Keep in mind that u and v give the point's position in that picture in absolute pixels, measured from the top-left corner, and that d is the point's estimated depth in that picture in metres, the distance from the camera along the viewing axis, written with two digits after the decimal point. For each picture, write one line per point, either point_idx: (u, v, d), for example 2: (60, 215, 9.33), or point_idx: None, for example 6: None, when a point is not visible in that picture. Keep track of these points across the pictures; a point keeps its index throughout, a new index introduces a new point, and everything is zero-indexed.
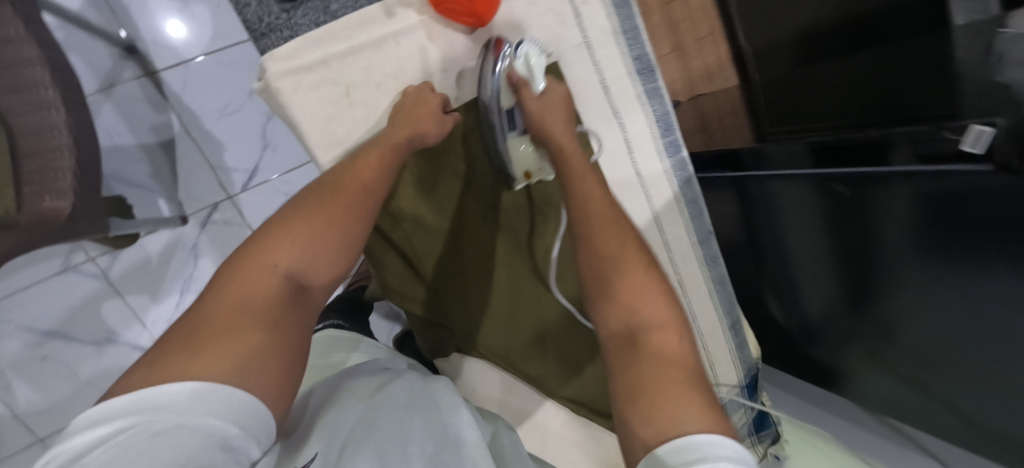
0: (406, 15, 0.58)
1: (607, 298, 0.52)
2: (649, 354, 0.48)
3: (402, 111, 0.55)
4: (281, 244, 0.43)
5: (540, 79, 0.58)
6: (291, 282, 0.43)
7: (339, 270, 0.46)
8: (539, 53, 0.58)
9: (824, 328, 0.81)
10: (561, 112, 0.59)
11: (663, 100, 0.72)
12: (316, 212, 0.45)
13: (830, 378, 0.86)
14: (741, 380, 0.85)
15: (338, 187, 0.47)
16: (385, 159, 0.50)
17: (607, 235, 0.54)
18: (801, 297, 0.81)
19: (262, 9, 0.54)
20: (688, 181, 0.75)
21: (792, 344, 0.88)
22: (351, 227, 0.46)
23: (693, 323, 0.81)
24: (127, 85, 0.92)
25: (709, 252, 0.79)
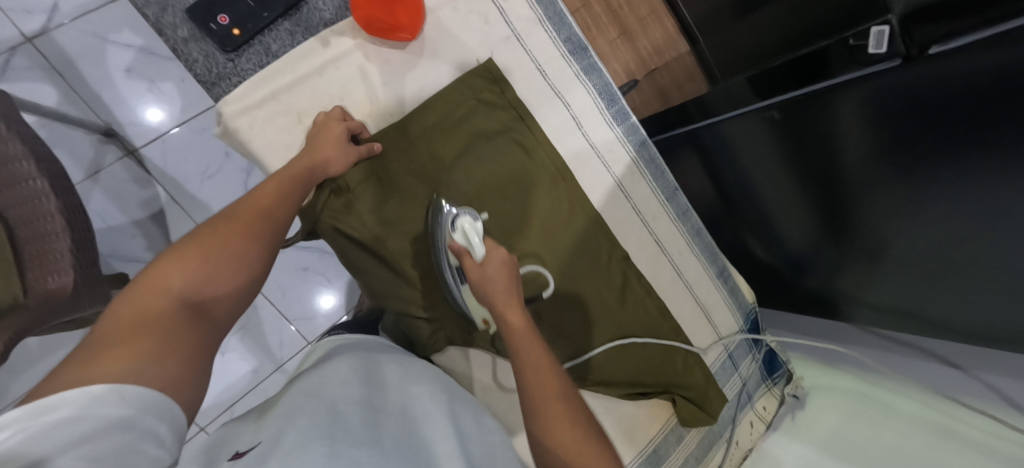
0: (342, 42, 0.62)
1: (548, 454, 0.52)
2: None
3: (309, 141, 0.59)
4: (176, 267, 0.45)
5: (479, 247, 0.59)
6: (190, 302, 0.44)
7: (241, 292, 0.48)
8: (474, 223, 0.60)
9: (808, 261, 0.82)
10: (506, 279, 0.57)
11: (602, 73, 0.76)
12: (214, 237, 0.48)
13: (831, 306, 0.85)
14: (742, 325, 0.87)
15: (234, 215, 0.51)
16: (283, 187, 0.54)
17: (563, 423, 0.52)
18: (781, 233, 0.83)
19: (209, 61, 0.58)
20: (642, 142, 0.79)
21: (786, 281, 0.90)
22: (251, 247, 0.49)
23: (679, 277, 0.83)
24: (112, 168, 0.99)
25: (679, 206, 0.82)
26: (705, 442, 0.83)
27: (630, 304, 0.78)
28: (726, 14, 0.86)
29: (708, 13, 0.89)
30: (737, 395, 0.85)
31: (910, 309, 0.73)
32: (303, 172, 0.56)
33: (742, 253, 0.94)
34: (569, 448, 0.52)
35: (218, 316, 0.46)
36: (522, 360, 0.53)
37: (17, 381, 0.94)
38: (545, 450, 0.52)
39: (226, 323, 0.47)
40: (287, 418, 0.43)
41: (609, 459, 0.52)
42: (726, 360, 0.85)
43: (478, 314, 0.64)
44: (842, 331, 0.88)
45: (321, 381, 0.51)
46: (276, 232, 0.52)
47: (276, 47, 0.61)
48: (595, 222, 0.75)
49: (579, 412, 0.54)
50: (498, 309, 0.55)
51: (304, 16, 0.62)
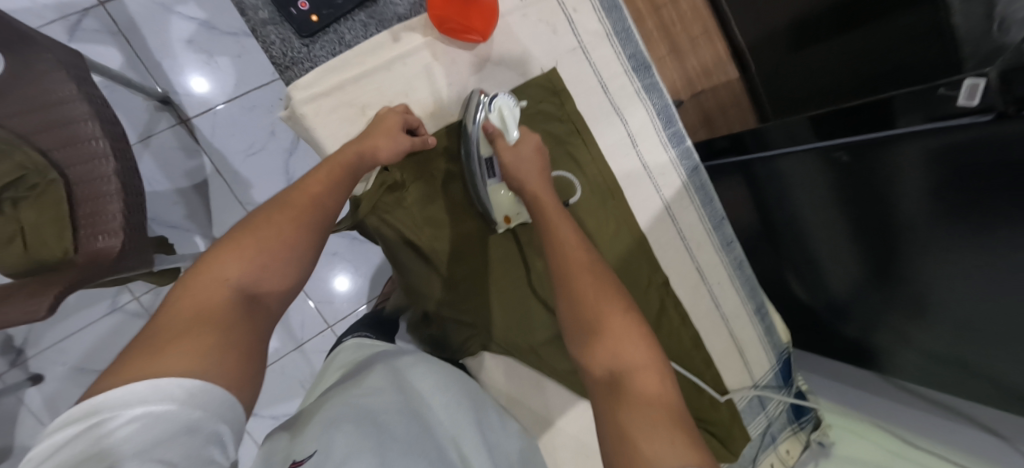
0: (412, 39, 0.62)
1: (597, 362, 0.52)
2: (639, 402, 0.48)
3: (366, 130, 0.58)
4: (229, 259, 0.45)
5: (512, 132, 0.65)
6: (243, 292, 0.44)
7: (290, 282, 0.49)
8: (511, 107, 0.65)
9: (847, 307, 0.80)
10: (536, 163, 0.64)
11: (662, 94, 0.75)
12: (267, 225, 0.48)
13: (868, 356, 0.82)
14: (774, 365, 0.85)
15: (287, 202, 0.51)
16: (334, 174, 0.54)
17: (604, 306, 0.54)
18: (826, 277, 0.80)
19: (285, 45, 0.58)
20: (694, 168, 0.78)
21: (823, 325, 0.87)
22: (300, 237, 0.49)
23: (716, 309, 0.81)
24: (163, 134, 1.01)
25: (724, 237, 0.80)
26: None
27: (664, 330, 0.76)
28: (782, 46, 0.81)
29: (762, 40, 0.83)
30: (760, 435, 0.84)
31: (960, 360, 0.70)
32: (351, 160, 0.55)
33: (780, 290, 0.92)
34: (608, 330, 0.53)
35: (269, 305, 0.46)
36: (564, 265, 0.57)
37: (52, 331, 0.97)
38: (596, 364, 0.53)
39: (277, 312, 0.47)
40: (332, 427, 0.42)
41: (661, 370, 0.51)
42: (754, 399, 0.83)
43: (501, 208, 0.66)
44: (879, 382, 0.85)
45: (359, 383, 0.50)
46: (324, 221, 0.52)
47: (349, 36, 0.61)
48: (638, 244, 0.74)
49: (624, 316, 0.54)
50: (531, 191, 0.62)
51: (379, 9, 0.62)
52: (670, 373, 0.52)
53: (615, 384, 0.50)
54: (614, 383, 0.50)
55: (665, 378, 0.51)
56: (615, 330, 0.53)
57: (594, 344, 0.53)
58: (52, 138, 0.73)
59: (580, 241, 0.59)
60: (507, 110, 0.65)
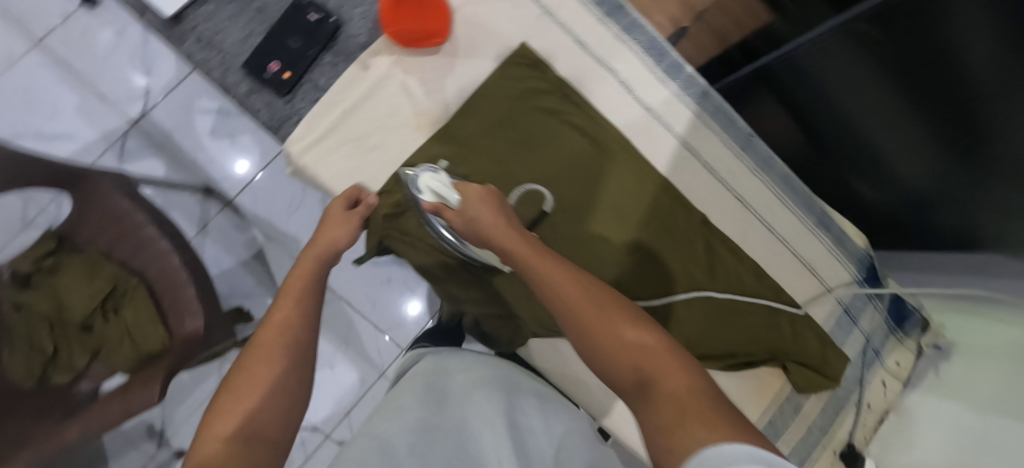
0: (380, 62, 0.64)
1: (609, 360, 0.42)
2: (668, 402, 0.37)
3: (318, 225, 0.58)
4: (223, 414, 0.42)
5: (452, 195, 0.56)
6: (244, 438, 0.40)
7: (287, 403, 0.45)
8: (437, 175, 0.57)
9: (930, 196, 0.70)
10: (489, 205, 0.54)
11: (645, 30, 0.71)
12: (247, 371, 0.45)
13: (966, 245, 0.71)
14: (856, 273, 0.77)
15: (258, 343, 0.48)
16: (296, 293, 0.52)
17: (590, 310, 0.45)
18: (895, 164, 0.71)
19: (270, 108, 0.62)
20: (704, 93, 0.73)
21: (905, 222, 0.77)
22: (282, 362, 0.47)
23: (771, 233, 0.75)
24: (217, 219, 1.12)
25: (759, 155, 0.74)
26: (830, 408, 0.76)
27: (717, 269, 0.72)
28: None
29: None
30: (861, 354, 0.77)
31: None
32: (312, 270, 0.55)
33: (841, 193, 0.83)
34: (607, 338, 0.43)
35: (271, 442, 0.42)
36: (544, 281, 0.47)
37: (180, 409, 1.11)
38: (617, 369, 0.42)
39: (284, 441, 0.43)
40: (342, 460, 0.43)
41: (687, 374, 0.39)
42: (842, 316, 0.76)
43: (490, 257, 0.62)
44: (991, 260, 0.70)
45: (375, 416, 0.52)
46: (302, 339, 0.49)
47: (324, 80, 0.63)
48: (664, 190, 0.71)
49: (622, 309, 0.46)
50: (495, 241, 0.51)
51: (342, 45, 0.64)
52: (700, 376, 0.40)
53: (644, 386, 0.39)
54: (670, 416, 0.36)
55: (678, 359, 0.41)
56: (611, 339, 0.43)
57: (603, 359, 0.43)
58: (126, 250, 0.84)
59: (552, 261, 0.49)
60: (438, 182, 0.57)
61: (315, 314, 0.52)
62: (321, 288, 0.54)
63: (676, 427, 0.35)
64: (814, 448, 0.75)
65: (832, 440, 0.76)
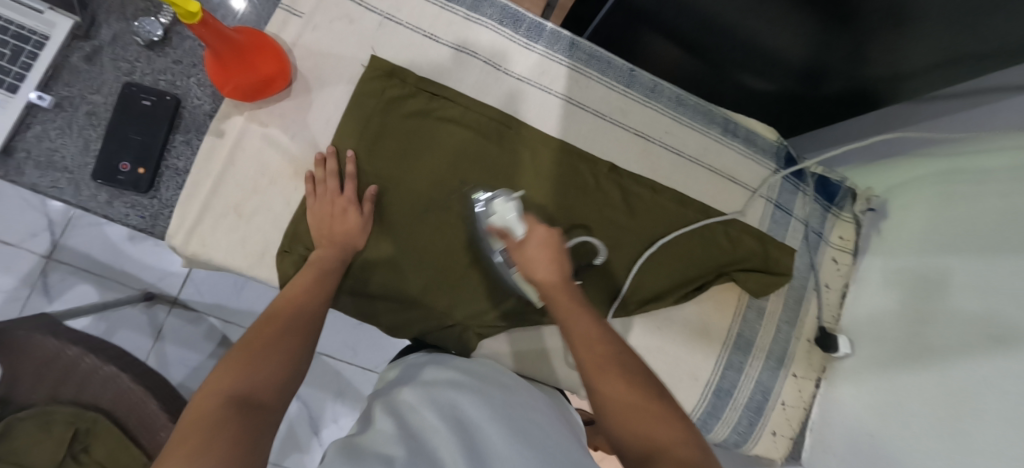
0: (233, 125, 0.61)
1: (611, 417, 0.45)
2: (675, 464, 0.40)
3: (316, 213, 0.60)
4: (225, 371, 0.45)
5: (518, 224, 0.58)
6: (243, 397, 0.43)
7: (284, 379, 0.47)
8: (506, 203, 0.59)
9: (823, 67, 0.67)
10: (547, 256, 0.56)
11: (491, 2, 0.70)
12: (255, 339, 0.49)
13: (869, 97, 0.69)
14: (776, 165, 0.79)
15: (271, 316, 0.52)
16: (309, 280, 0.56)
17: (613, 383, 0.46)
18: (776, 45, 0.67)
19: (138, 208, 0.59)
20: (572, 44, 0.72)
21: (810, 94, 0.74)
22: (287, 344, 0.49)
23: (681, 156, 0.74)
24: (168, 321, 1.08)
25: (645, 85, 0.74)
26: (793, 301, 0.77)
27: (641, 208, 0.71)
28: None
29: None
30: (804, 240, 0.78)
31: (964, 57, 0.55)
32: (322, 261, 0.58)
33: (736, 96, 0.81)
34: (624, 422, 0.44)
35: (270, 402, 0.45)
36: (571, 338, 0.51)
37: None
38: (620, 425, 0.45)
39: (281, 410, 0.45)
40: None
41: (695, 444, 0.43)
42: (775, 211, 0.77)
43: (531, 292, 0.61)
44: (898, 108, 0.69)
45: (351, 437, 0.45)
46: (310, 330, 0.52)
47: (183, 162, 0.61)
48: (565, 151, 0.69)
49: (638, 369, 0.48)
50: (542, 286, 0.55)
51: (190, 120, 0.61)
52: (705, 444, 0.43)
53: (653, 466, 0.41)
54: None
55: (687, 442, 0.42)
56: (628, 411, 0.45)
57: (615, 413, 0.45)
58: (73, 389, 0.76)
59: (591, 324, 0.52)
60: (504, 208, 0.59)
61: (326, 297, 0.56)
62: (334, 278, 0.58)
63: None
64: (789, 343, 0.76)
65: (804, 329, 0.77)
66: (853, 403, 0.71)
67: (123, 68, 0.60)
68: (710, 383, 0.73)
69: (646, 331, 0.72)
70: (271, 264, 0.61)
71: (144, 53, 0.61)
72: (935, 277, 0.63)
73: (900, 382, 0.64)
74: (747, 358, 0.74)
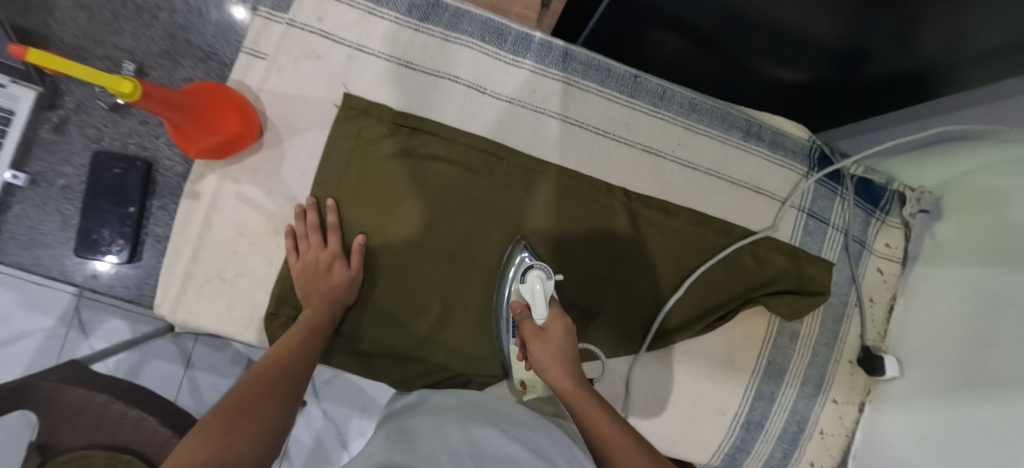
0: (208, 185, 0.58)
1: None
2: None
3: (304, 266, 0.56)
4: (200, 435, 0.39)
5: (541, 308, 0.54)
6: (220, 466, 0.36)
7: (268, 446, 0.41)
8: (544, 281, 0.55)
9: (862, 46, 0.54)
10: (563, 352, 0.52)
11: (471, 16, 0.63)
12: (236, 402, 0.43)
13: (925, 84, 0.55)
14: (808, 167, 0.69)
15: (252, 378, 0.47)
16: (295, 341, 0.52)
17: None
18: (801, 25, 0.54)
19: (124, 279, 0.58)
20: (565, 54, 0.64)
21: (844, 83, 0.61)
22: (272, 407, 0.44)
23: (696, 169, 0.67)
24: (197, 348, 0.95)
25: (651, 92, 0.66)
26: (831, 320, 0.69)
27: (650, 234, 0.64)
28: None
29: None
30: (844, 251, 0.70)
31: None
32: (313, 320, 0.54)
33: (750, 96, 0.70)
34: None
35: None
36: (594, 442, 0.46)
37: None
38: None
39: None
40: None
41: None
42: (809, 222, 0.69)
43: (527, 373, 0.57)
44: (963, 95, 0.54)
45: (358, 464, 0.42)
46: (295, 392, 0.47)
47: (162, 229, 0.58)
48: (563, 177, 0.63)
49: None
50: (556, 386, 0.50)
51: (164, 183, 0.59)
52: None
53: None
54: None
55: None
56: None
57: None
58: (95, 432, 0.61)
59: (620, 435, 0.46)
60: (539, 284, 0.55)
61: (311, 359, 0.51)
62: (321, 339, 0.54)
63: None
64: (827, 367, 0.69)
65: (844, 349, 0.70)
66: (899, 433, 0.64)
67: (92, 135, 0.58)
68: (738, 417, 0.67)
69: (662, 364, 0.66)
70: (260, 327, 0.59)
71: (110, 116, 0.58)
72: (999, 293, 0.55)
73: (953, 412, 0.57)
74: (779, 387, 0.68)
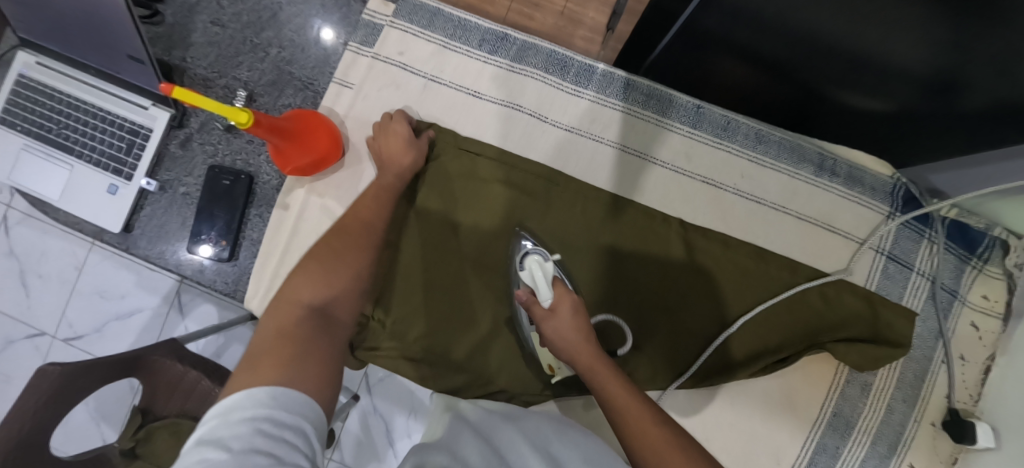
0: (297, 198, 0.65)
1: None
2: None
3: (379, 144, 0.62)
4: (301, 282, 0.48)
5: (547, 293, 0.55)
6: (318, 311, 0.46)
7: (358, 295, 0.51)
8: (545, 265, 0.57)
9: (965, 78, 0.47)
10: (576, 323, 0.53)
11: (538, 50, 0.66)
12: (328, 256, 0.52)
13: None
14: (891, 207, 0.64)
15: (341, 228, 0.55)
16: (376, 196, 0.59)
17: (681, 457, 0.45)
18: (888, 55, 0.48)
19: (223, 275, 0.67)
20: (627, 85, 0.66)
21: (943, 115, 0.53)
22: (358, 257, 0.53)
23: (760, 203, 0.64)
24: None
25: (715, 123, 0.65)
26: (912, 375, 0.63)
27: (705, 266, 0.63)
28: None
29: None
30: (930, 299, 0.64)
31: None
32: (389, 183, 0.60)
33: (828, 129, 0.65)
34: None
35: (343, 314, 0.48)
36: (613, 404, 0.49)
37: None
38: None
39: (352, 325, 0.49)
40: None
41: None
42: (889, 265, 0.63)
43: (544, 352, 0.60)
44: None
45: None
46: (376, 241, 0.55)
47: (256, 233, 0.67)
48: (618, 206, 0.63)
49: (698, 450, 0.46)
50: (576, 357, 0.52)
51: (262, 195, 0.68)
52: None
53: None
54: None
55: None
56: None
57: None
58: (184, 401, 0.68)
59: (630, 394, 0.50)
60: (539, 268, 0.57)
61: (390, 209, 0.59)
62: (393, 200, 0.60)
63: None
64: (904, 427, 0.62)
65: (926, 410, 0.62)
66: None
67: (209, 152, 0.69)
68: None
69: (713, 402, 0.63)
70: None
71: (224, 136, 0.69)
72: None
73: None
74: (845, 442, 0.62)
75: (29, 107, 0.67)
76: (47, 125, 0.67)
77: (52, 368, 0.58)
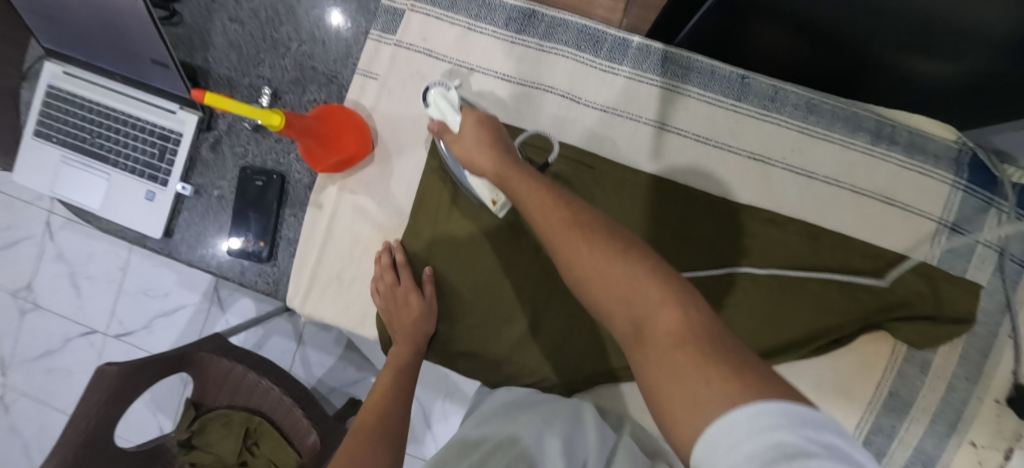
0: (329, 196, 0.65)
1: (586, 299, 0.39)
2: (656, 353, 0.33)
3: (388, 321, 0.61)
4: None
5: (455, 120, 0.54)
6: None
7: None
8: (445, 94, 0.54)
9: None
10: (481, 143, 0.51)
11: (568, 26, 0.63)
12: (346, 455, 0.53)
13: None
14: (956, 175, 0.60)
15: (357, 429, 0.56)
16: (390, 382, 0.59)
17: (580, 250, 0.39)
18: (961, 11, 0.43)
19: (263, 274, 0.67)
20: (664, 58, 0.62)
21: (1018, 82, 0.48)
22: (373, 452, 0.53)
23: (812, 177, 0.61)
24: (309, 328, 1.03)
25: (762, 94, 0.61)
26: (974, 351, 0.60)
27: (752, 248, 0.60)
28: None
29: None
30: (998, 272, 0.60)
31: None
32: (401, 364, 0.60)
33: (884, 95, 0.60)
34: (602, 286, 0.37)
35: None
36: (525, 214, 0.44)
37: None
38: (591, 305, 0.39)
39: None
40: None
41: (680, 306, 0.34)
42: (952, 238, 0.60)
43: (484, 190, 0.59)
44: None
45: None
46: (392, 431, 0.56)
47: (293, 233, 0.67)
48: (659, 189, 0.61)
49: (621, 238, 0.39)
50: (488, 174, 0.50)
51: (294, 194, 0.67)
52: (701, 308, 0.35)
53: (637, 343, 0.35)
54: (653, 357, 0.33)
55: (688, 303, 0.35)
56: (607, 279, 0.37)
57: (592, 298, 0.38)
58: None
59: (545, 192, 0.44)
60: (440, 98, 0.55)
61: (407, 393, 0.59)
62: (408, 384, 0.59)
63: (660, 386, 0.32)
64: (965, 405, 0.60)
65: (989, 386, 0.60)
66: None
67: (239, 154, 0.68)
68: None
69: None
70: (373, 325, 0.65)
71: (253, 136, 0.67)
72: None
73: None
74: (901, 422, 0.60)
75: (63, 119, 0.68)
76: (82, 136, 0.67)
77: (110, 369, 0.59)
